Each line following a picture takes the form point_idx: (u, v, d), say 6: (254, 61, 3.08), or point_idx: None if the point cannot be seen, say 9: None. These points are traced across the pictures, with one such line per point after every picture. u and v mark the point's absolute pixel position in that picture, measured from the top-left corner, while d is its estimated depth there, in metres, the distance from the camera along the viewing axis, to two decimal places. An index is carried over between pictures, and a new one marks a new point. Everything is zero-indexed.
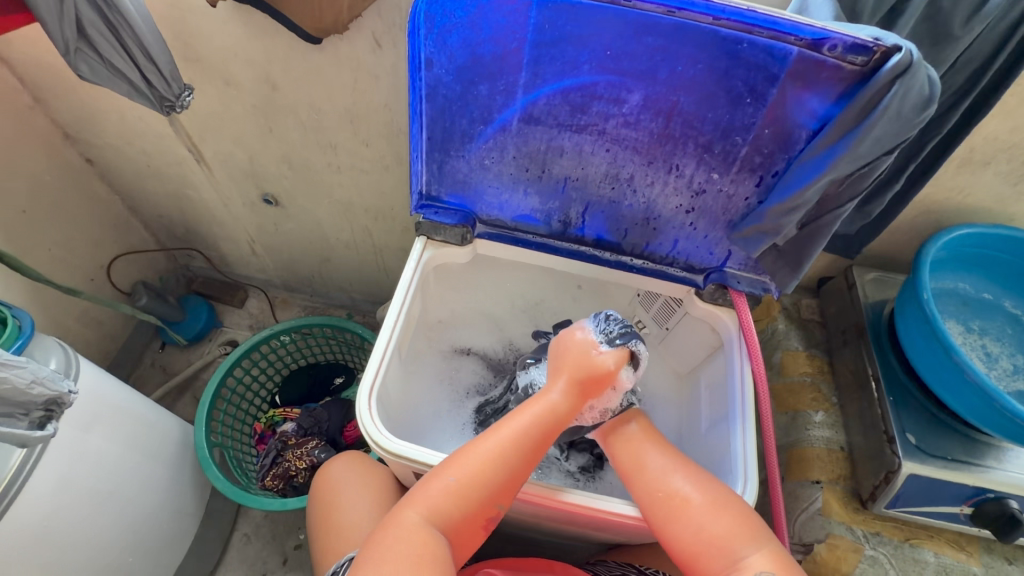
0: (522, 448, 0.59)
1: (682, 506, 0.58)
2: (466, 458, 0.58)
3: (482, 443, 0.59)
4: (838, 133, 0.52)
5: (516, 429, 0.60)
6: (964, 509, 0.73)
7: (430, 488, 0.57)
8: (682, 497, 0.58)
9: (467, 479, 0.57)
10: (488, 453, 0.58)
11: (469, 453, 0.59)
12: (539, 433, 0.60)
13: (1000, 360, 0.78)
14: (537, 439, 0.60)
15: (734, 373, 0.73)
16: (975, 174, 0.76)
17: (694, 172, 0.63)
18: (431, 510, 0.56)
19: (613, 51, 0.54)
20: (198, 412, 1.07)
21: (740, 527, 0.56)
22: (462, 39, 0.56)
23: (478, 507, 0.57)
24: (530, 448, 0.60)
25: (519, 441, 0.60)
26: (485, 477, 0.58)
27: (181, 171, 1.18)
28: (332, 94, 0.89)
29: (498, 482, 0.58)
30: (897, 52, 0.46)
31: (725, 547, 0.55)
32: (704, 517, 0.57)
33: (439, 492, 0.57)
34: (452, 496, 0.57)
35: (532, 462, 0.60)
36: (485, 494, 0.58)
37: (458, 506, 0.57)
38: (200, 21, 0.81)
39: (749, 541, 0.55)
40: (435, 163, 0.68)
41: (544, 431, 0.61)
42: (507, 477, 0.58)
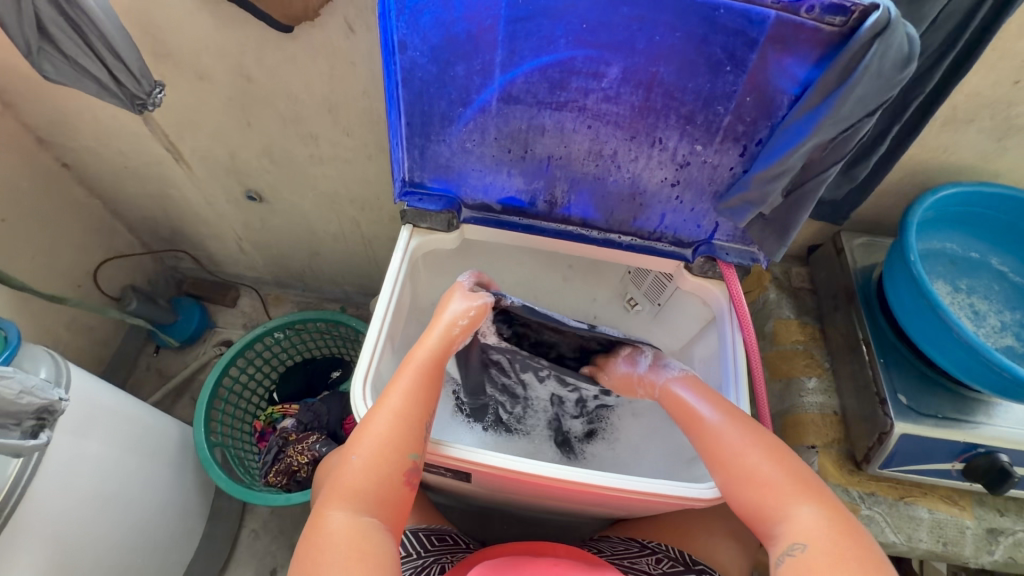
0: (415, 392, 0.62)
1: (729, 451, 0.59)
2: (366, 433, 0.59)
3: (376, 410, 0.60)
4: (819, 96, 0.51)
5: (404, 382, 0.63)
6: (956, 465, 0.74)
7: (340, 478, 0.56)
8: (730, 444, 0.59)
9: (372, 451, 0.57)
10: (388, 423, 0.59)
11: (365, 426, 0.59)
12: (427, 379, 0.64)
13: (988, 317, 0.79)
14: (426, 382, 0.63)
15: (727, 343, 0.74)
16: (959, 132, 0.76)
17: (678, 145, 0.62)
18: (347, 496, 0.54)
19: (590, 23, 0.53)
20: (195, 412, 1.07)
21: (790, 481, 0.55)
22: (435, 18, 0.55)
23: (391, 470, 0.57)
24: (422, 392, 0.62)
25: (410, 399, 0.61)
26: (391, 438, 0.58)
27: (161, 171, 1.16)
28: (308, 84, 0.87)
29: (407, 440, 0.59)
30: (876, 10, 0.45)
31: (775, 499, 0.54)
32: (755, 466, 0.57)
33: (349, 475, 0.56)
34: (362, 473, 0.56)
35: (431, 405, 0.62)
36: (397, 452, 0.58)
37: (371, 479, 0.56)
38: (167, 14, 0.79)
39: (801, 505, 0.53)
40: (417, 149, 0.67)
41: (429, 374, 0.64)
42: (411, 427, 0.60)
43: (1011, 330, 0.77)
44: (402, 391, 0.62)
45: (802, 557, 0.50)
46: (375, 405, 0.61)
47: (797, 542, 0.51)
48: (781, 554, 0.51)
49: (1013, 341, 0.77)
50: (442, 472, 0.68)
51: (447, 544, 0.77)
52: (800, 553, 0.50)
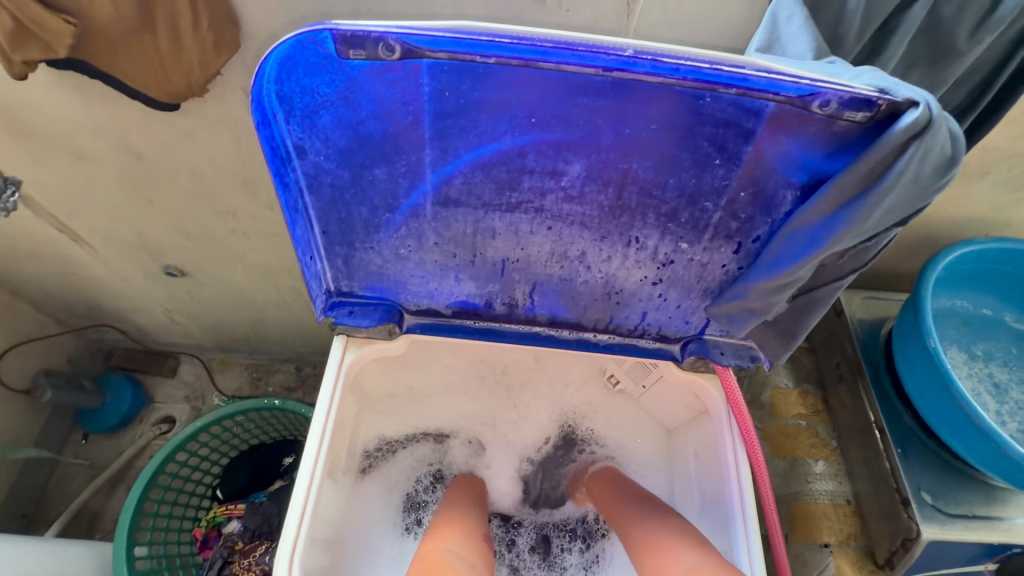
0: (471, 497, 0.67)
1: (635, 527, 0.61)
2: (441, 510, 0.63)
3: (450, 508, 0.63)
4: (834, 200, 0.40)
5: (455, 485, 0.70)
6: (989, 566, 0.66)
7: (434, 561, 0.52)
8: (637, 518, 0.62)
9: (456, 527, 0.58)
10: (452, 505, 0.64)
11: (442, 515, 0.61)
12: (479, 497, 0.69)
13: (1010, 389, 0.70)
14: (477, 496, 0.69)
15: (726, 454, 0.63)
16: (969, 185, 0.67)
17: (659, 243, 0.51)
18: (453, 570, 0.51)
19: (540, 117, 0.41)
20: (117, 536, 0.91)
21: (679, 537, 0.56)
22: (337, 118, 0.42)
23: (479, 550, 0.56)
24: (479, 506, 0.66)
25: (471, 498, 0.68)
26: (468, 520, 0.60)
27: (59, 251, 1.00)
28: (212, 159, 0.73)
29: (476, 516, 0.63)
30: (912, 107, 0.34)
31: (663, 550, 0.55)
32: (654, 529, 0.59)
33: (442, 557, 0.53)
34: (446, 546, 0.55)
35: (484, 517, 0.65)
36: (479, 539, 0.58)
37: (461, 553, 0.54)
38: (19, 91, 0.64)
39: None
40: (339, 258, 0.54)
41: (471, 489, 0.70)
42: (478, 517, 0.63)
43: None
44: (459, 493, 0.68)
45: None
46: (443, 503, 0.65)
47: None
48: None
49: None
50: None
51: None
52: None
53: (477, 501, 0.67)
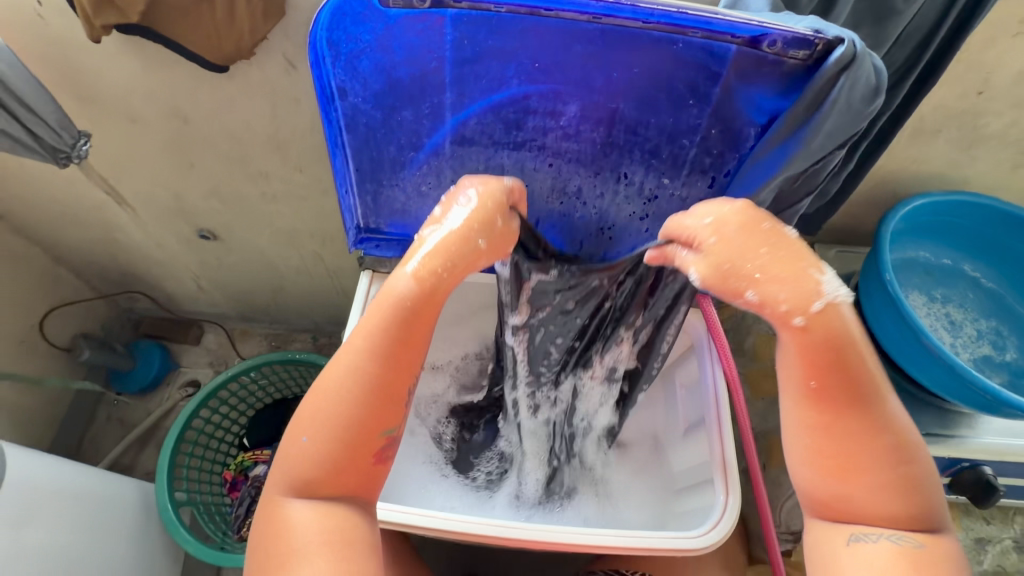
0: (377, 366, 0.50)
1: (848, 465, 0.47)
2: (315, 403, 0.49)
3: (332, 388, 0.49)
4: (787, 129, 0.49)
5: (364, 343, 0.50)
6: (942, 481, 0.74)
7: (289, 460, 0.49)
8: (846, 448, 0.47)
9: (322, 433, 0.48)
10: (335, 394, 0.49)
11: (313, 407, 0.49)
12: (399, 325, 0.50)
13: (964, 326, 0.78)
14: (393, 334, 0.50)
15: (706, 374, 0.72)
16: (926, 143, 0.75)
17: (644, 179, 0.59)
18: (310, 485, 0.48)
19: (542, 62, 0.50)
20: (158, 470, 1.00)
21: (897, 498, 0.47)
22: (374, 63, 0.51)
23: (346, 454, 0.49)
24: (388, 348, 0.50)
25: (367, 351, 0.49)
26: (338, 417, 0.49)
27: (102, 216, 1.09)
28: (251, 122, 0.82)
29: (360, 398, 0.49)
30: (841, 44, 0.43)
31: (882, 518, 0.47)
32: (864, 487, 0.47)
33: (297, 459, 0.49)
34: (306, 460, 0.48)
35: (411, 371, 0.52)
36: (352, 438, 0.49)
37: (323, 465, 0.48)
38: (87, 58, 0.73)
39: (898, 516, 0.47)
40: (369, 195, 0.63)
41: (392, 323, 0.50)
42: (371, 404, 0.49)
43: (987, 338, 0.77)
44: (347, 361, 0.50)
45: (907, 549, 0.46)
46: (331, 372, 0.50)
47: (903, 533, 0.47)
48: (881, 535, 0.47)
49: (991, 350, 0.76)
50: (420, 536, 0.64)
51: None
52: (913, 544, 0.47)
53: (398, 326, 0.50)
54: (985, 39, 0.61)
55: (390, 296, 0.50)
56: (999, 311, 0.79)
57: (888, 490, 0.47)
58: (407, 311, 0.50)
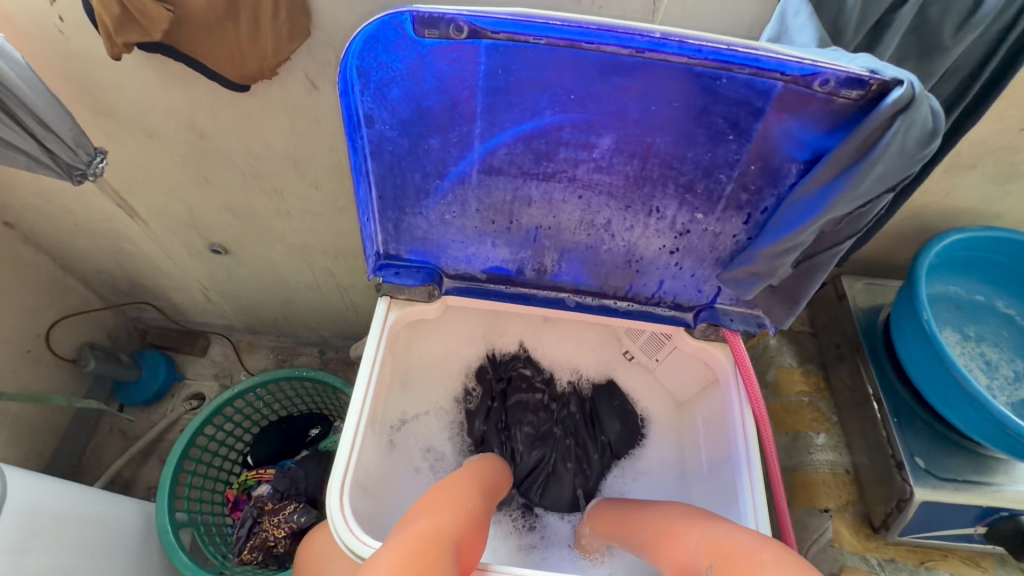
0: (491, 496, 0.66)
1: (665, 533, 0.59)
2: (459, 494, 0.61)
3: (475, 486, 0.64)
4: (833, 169, 0.47)
5: (483, 476, 0.67)
6: (978, 530, 0.71)
7: (446, 508, 0.57)
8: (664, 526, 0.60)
9: (469, 501, 0.60)
10: (471, 487, 0.63)
11: (456, 485, 0.63)
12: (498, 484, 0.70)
13: (1000, 367, 0.75)
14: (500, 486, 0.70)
15: (734, 413, 0.69)
16: (962, 177, 0.72)
17: (677, 214, 0.57)
18: (454, 524, 0.55)
19: (577, 94, 0.48)
20: (159, 491, 0.98)
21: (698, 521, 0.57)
22: (403, 91, 0.49)
23: (480, 525, 0.59)
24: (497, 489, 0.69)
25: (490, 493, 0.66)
26: (482, 503, 0.62)
27: (114, 228, 1.08)
28: (269, 140, 0.80)
29: (480, 528, 0.59)
30: (898, 85, 0.41)
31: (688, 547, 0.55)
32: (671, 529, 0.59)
33: (456, 510, 0.57)
34: (468, 514, 0.58)
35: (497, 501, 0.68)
36: (482, 522, 0.60)
37: (470, 520, 0.57)
38: (106, 73, 0.71)
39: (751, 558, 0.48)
40: (390, 222, 0.61)
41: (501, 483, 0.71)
42: (490, 505, 0.64)
43: None
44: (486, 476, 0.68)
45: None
46: (466, 476, 0.65)
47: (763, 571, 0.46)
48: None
49: None
50: None
51: None
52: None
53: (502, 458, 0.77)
54: None
55: (495, 465, 0.72)
56: None
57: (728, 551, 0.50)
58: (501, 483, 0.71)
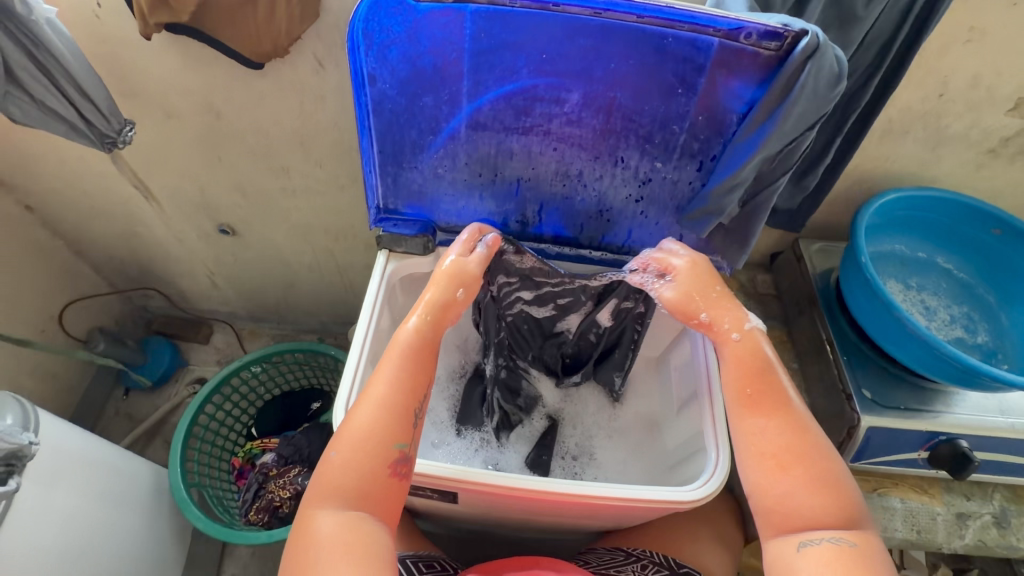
0: (393, 398, 0.56)
1: (784, 480, 0.52)
2: (349, 426, 0.55)
3: (365, 407, 0.55)
4: (764, 113, 0.55)
5: (384, 381, 0.57)
6: (921, 454, 0.78)
7: (320, 477, 0.53)
8: (783, 466, 0.53)
9: (349, 446, 0.54)
10: (372, 401, 0.56)
11: (348, 425, 0.55)
12: (411, 357, 0.59)
13: (938, 312, 0.84)
14: (409, 364, 0.58)
15: (700, 352, 0.76)
16: (896, 142, 0.82)
17: (639, 163, 0.66)
18: (330, 498, 0.52)
19: (549, 54, 0.57)
20: (171, 453, 1.03)
21: (829, 493, 0.51)
22: (402, 53, 0.58)
23: (370, 467, 0.53)
24: (407, 375, 0.58)
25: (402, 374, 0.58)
26: (370, 431, 0.54)
27: (129, 210, 1.15)
28: (279, 118, 0.89)
29: (391, 428, 0.55)
30: (805, 36, 0.50)
31: (804, 517, 0.51)
32: (802, 490, 0.51)
33: (330, 473, 0.53)
34: (343, 467, 0.53)
35: (421, 390, 0.58)
36: (375, 453, 0.54)
37: (352, 474, 0.52)
38: (135, 56, 0.80)
39: (836, 517, 0.50)
40: (390, 176, 0.69)
41: (420, 356, 0.59)
42: (389, 420, 0.55)
43: (960, 322, 0.83)
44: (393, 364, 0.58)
45: (844, 551, 0.48)
46: (358, 400, 0.57)
47: (841, 537, 0.49)
48: (821, 539, 0.49)
49: (963, 333, 0.82)
50: (429, 495, 0.68)
51: (436, 570, 0.76)
52: (847, 544, 0.49)
53: (444, 294, 0.63)
54: (941, 46, 0.69)
55: (398, 347, 0.59)
56: (970, 299, 0.85)
57: (825, 490, 0.51)
58: (414, 351, 0.59)
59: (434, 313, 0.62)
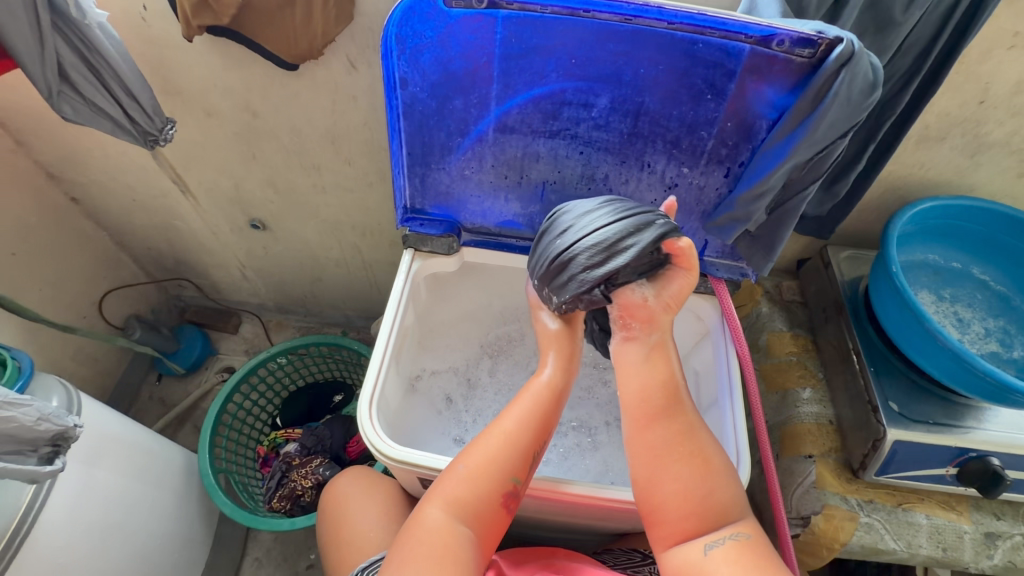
0: (520, 439, 0.62)
1: (671, 473, 0.56)
2: (480, 448, 0.61)
3: (491, 440, 0.62)
4: (794, 120, 0.55)
5: (513, 418, 0.63)
6: (950, 470, 0.76)
7: (443, 484, 0.60)
8: (674, 463, 0.57)
9: (473, 467, 0.60)
10: (501, 433, 0.62)
11: (476, 447, 0.62)
12: (548, 407, 0.64)
13: (972, 324, 0.81)
14: (542, 415, 0.63)
15: (721, 358, 0.76)
16: (932, 149, 0.80)
17: (666, 168, 0.66)
18: (450, 503, 0.58)
19: (578, 58, 0.57)
20: (200, 438, 1.07)
21: (727, 498, 0.57)
22: (434, 57, 0.59)
23: (484, 493, 0.59)
24: (535, 424, 0.63)
25: (520, 427, 0.62)
26: (491, 461, 0.60)
27: (167, 203, 1.19)
28: (312, 117, 0.91)
29: (510, 461, 0.61)
30: (840, 42, 0.49)
31: (710, 516, 0.55)
32: (695, 489, 0.56)
33: (454, 485, 0.60)
34: (460, 481, 0.60)
35: (540, 437, 0.63)
36: (492, 478, 0.60)
37: (467, 488, 0.59)
38: (178, 56, 0.83)
39: (734, 515, 0.56)
40: (418, 177, 0.71)
41: (547, 406, 0.64)
42: (514, 460, 0.61)
43: (994, 336, 0.80)
44: (519, 410, 0.63)
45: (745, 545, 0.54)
46: (485, 430, 0.63)
47: (739, 531, 0.55)
48: (724, 538, 0.54)
49: (997, 347, 0.79)
50: None
51: None
52: (743, 539, 0.54)
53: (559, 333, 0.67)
54: (984, 50, 0.67)
55: (531, 395, 0.64)
56: (1008, 312, 0.81)
57: (709, 483, 0.56)
58: (547, 400, 0.64)
59: (563, 364, 0.66)
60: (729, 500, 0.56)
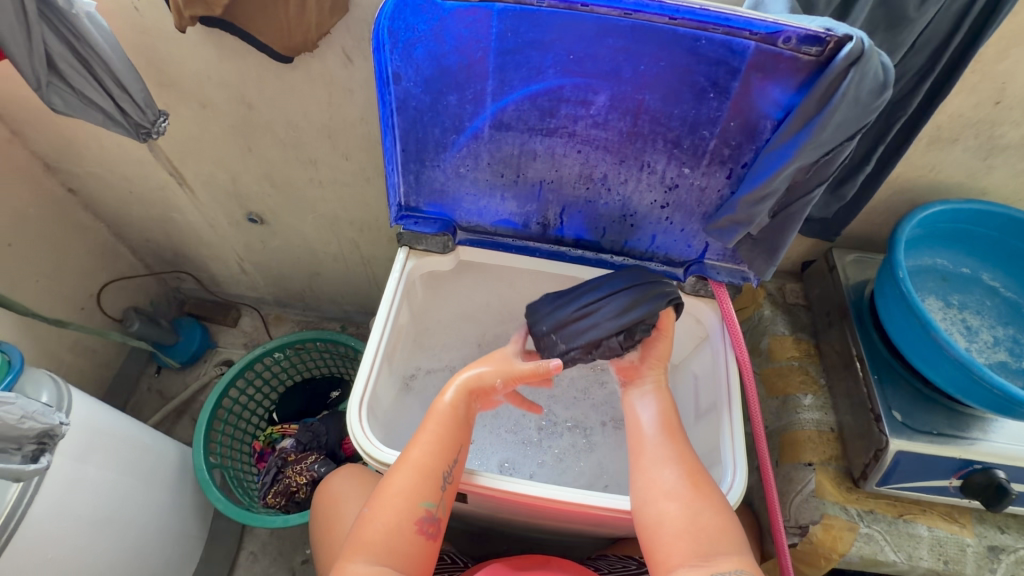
0: (430, 464, 0.61)
1: (668, 496, 0.59)
2: (393, 486, 0.60)
3: (401, 473, 0.60)
4: (800, 121, 0.53)
5: (421, 447, 0.62)
6: (953, 482, 0.74)
7: (361, 532, 0.58)
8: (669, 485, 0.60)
9: (386, 504, 0.59)
10: (412, 465, 0.61)
11: (386, 487, 0.60)
12: (452, 429, 0.64)
13: (980, 332, 0.79)
14: (449, 438, 0.63)
15: (720, 363, 0.74)
16: (944, 151, 0.77)
17: (666, 168, 0.64)
18: (368, 547, 0.57)
19: (576, 54, 0.55)
20: (195, 433, 1.06)
21: (723, 530, 0.57)
22: (427, 51, 0.57)
23: (404, 528, 0.58)
24: (443, 446, 0.62)
25: (427, 454, 0.61)
26: (407, 491, 0.59)
27: (164, 196, 1.18)
28: (308, 110, 0.89)
29: (420, 487, 0.60)
30: (850, 40, 0.47)
31: (709, 544, 0.56)
32: (695, 514, 0.58)
33: (370, 531, 0.58)
34: (373, 524, 0.58)
35: (454, 456, 0.62)
36: (406, 511, 0.59)
37: (381, 529, 0.58)
38: (171, 46, 0.82)
39: (732, 548, 0.56)
40: (412, 174, 0.70)
41: (452, 430, 0.64)
42: (422, 486, 0.60)
43: (1003, 344, 0.78)
44: (426, 440, 0.62)
45: None
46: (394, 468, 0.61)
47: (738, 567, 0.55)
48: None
49: (1006, 356, 0.77)
50: None
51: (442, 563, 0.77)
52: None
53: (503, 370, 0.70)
54: (1000, 49, 0.64)
55: (434, 421, 0.64)
56: (1017, 320, 0.79)
57: (705, 513, 0.58)
58: (452, 423, 0.64)
59: (481, 387, 0.67)
60: (727, 530, 0.57)
